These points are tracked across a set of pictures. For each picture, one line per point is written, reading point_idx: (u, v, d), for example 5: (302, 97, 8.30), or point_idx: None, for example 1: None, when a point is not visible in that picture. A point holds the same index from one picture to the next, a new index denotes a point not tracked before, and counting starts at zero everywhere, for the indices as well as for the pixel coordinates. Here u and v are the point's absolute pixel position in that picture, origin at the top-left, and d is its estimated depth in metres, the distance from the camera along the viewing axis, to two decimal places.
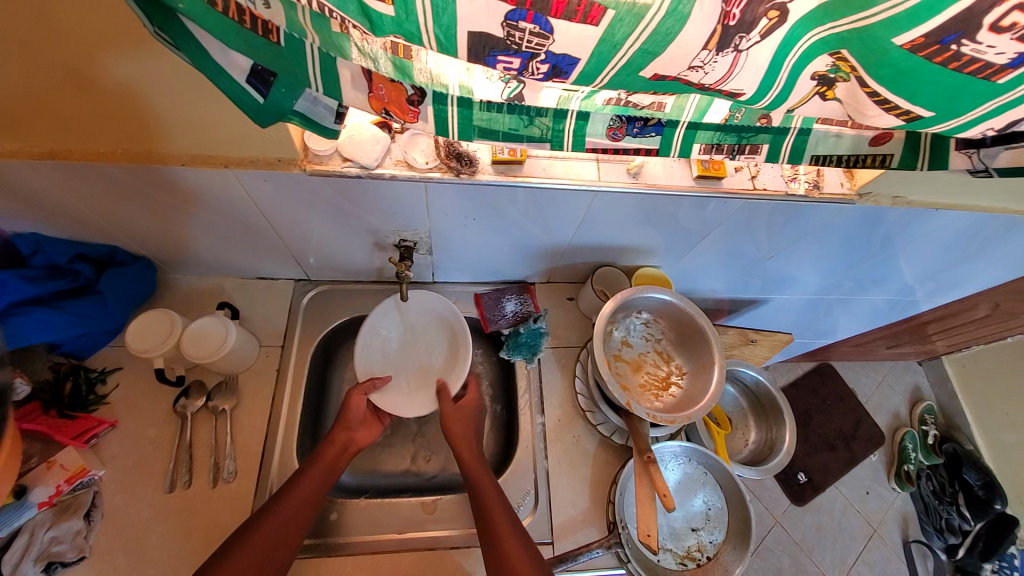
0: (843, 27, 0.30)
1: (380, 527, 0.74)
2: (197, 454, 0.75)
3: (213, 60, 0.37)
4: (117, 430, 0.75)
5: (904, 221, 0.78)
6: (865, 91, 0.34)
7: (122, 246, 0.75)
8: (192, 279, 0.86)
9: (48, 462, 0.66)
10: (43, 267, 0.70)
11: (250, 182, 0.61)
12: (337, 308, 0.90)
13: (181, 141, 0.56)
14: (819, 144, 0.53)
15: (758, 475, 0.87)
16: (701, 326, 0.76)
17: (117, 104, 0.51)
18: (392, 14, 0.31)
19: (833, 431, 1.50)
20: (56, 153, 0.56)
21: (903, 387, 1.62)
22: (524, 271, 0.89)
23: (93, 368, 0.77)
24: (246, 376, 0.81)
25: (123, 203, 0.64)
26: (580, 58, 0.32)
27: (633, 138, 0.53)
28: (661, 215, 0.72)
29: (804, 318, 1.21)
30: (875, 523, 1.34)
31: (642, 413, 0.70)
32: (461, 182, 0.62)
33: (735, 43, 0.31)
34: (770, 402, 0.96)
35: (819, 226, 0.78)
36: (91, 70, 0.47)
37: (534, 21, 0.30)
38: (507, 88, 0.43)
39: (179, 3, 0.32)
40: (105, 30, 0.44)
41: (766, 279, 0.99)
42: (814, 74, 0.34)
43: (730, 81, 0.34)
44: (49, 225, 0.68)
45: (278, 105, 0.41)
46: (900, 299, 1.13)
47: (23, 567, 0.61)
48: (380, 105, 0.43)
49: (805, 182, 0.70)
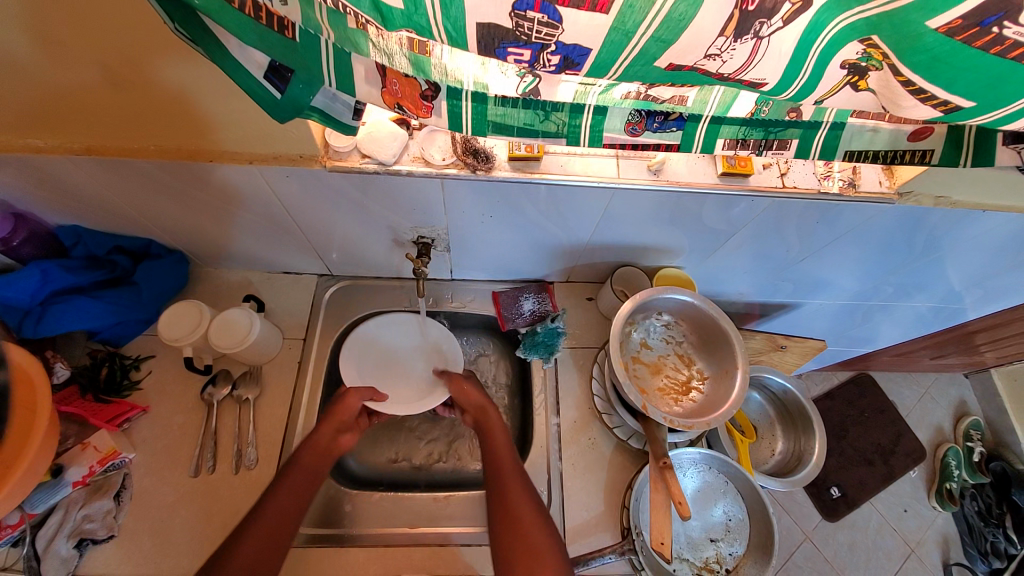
0: (873, 10, 0.29)
1: (394, 520, 0.75)
2: (222, 441, 0.77)
3: (231, 57, 0.38)
4: (149, 415, 0.78)
5: (950, 222, 0.73)
6: (898, 80, 0.31)
7: (157, 240, 0.79)
8: (223, 272, 0.89)
9: (82, 444, 0.69)
10: (82, 258, 0.74)
11: (274, 179, 0.63)
12: (358, 303, 0.91)
13: (209, 138, 0.58)
14: (853, 140, 0.50)
15: (783, 487, 0.83)
16: (724, 330, 0.73)
17: (148, 102, 0.53)
18: (401, 8, 0.31)
19: (869, 445, 1.42)
20: (93, 149, 0.59)
21: (947, 401, 1.52)
22: (543, 270, 0.88)
23: (128, 355, 0.81)
24: (269, 367, 0.83)
25: (157, 198, 0.67)
26: (592, 49, 0.31)
27: (653, 133, 0.51)
28: (684, 214, 0.70)
29: (838, 324, 1.16)
30: (913, 543, 1.26)
31: (659, 417, 0.68)
32: (477, 179, 0.62)
33: (754, 30, 0.29)
34: (799, 412, 0.92)
35: (855, 227, 0.74)
36: (124, 69, 0.49)
37: (542, 10, 0.29)
38: (523, 83, 0.42)
39: (196, 0, 0.33)
40: (146, 34, 0.46)
41: (798, 282, 0.94)
42: (844, 63, 0.32)
43: (750, 72, 0.32)
44: (90, 218, 0.71)
45: (296, 99, 0.41)
46: (945, 307, 1.06)
47: (56, 544, 0.66)
48: (393, 99, 0.43)
49: (840, 180, 0.67)
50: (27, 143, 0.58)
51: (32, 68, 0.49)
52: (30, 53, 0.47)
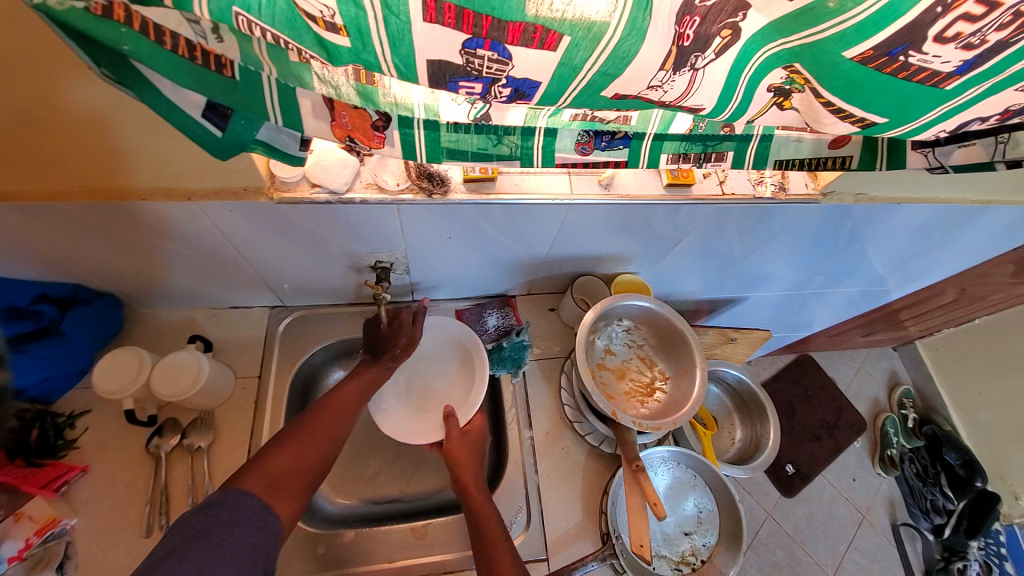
0: (795, 42, 0.31)
1: (372, 556, 0.73)
2: (175, 496, 0.72)
3: (163, 98, 0.35)
4: (89, 475, 0.71)
5: (869, 215, 0.80)
6: (820, 102, 0.35)
7: (85, 283, 0.72)
8: (163, 312, 0.83)
9: (16, 514, 0.61)
10: (1, 309, 0.65)
11: (216, 214, 0.60)
12: (315, 333, 0.88)
13: (142, 173, 0.55)
14: (781, 149, 0.54)
15: (745, 473, 0.88)
16: (681, 331, 0.77)
17: (69, 138, 0.49)
18: (348, 46, 0.30)
19: (816, 421, 1.53)
20: (9, 193, 0.54)
21: (880, 373, 1.67)
22: (504, 284, 0.88)
23: (60, 413, 0.74)
24: (222, 411, 0.78)
25: (84, 240, 0.62)
26: (541, 82, 0.32)
27: (602, 151, 0.53)
28: (636, 223, 0.73)
29: (780, 313, 1.24)
30: (863, 510, 1.37)
31: (628, 421, 0.71)
32: (433, 203, 0.62)
33: (690, 63, 0.32)
34: (753, 400, 0.98)
35: (789, 224, 0.80)
36: (38, 106, 0.45)
37: (491, 49, 0.30)
38: (473, 109, 0.43)
39: (123, 46, 0.30)
40: (53, 61, 0.42)
41: (741, 278, 1.00)
42: (770, 86, 0.35)
43: (691, 98, 0.35)
44: (3, 266, 0.64)
45: (239, 136, 0.40)
46: (870, 290, 1.16)
47: None
48: (344, 133, 0.42)
49: (771, 185, 0.72)
50: None
51: None
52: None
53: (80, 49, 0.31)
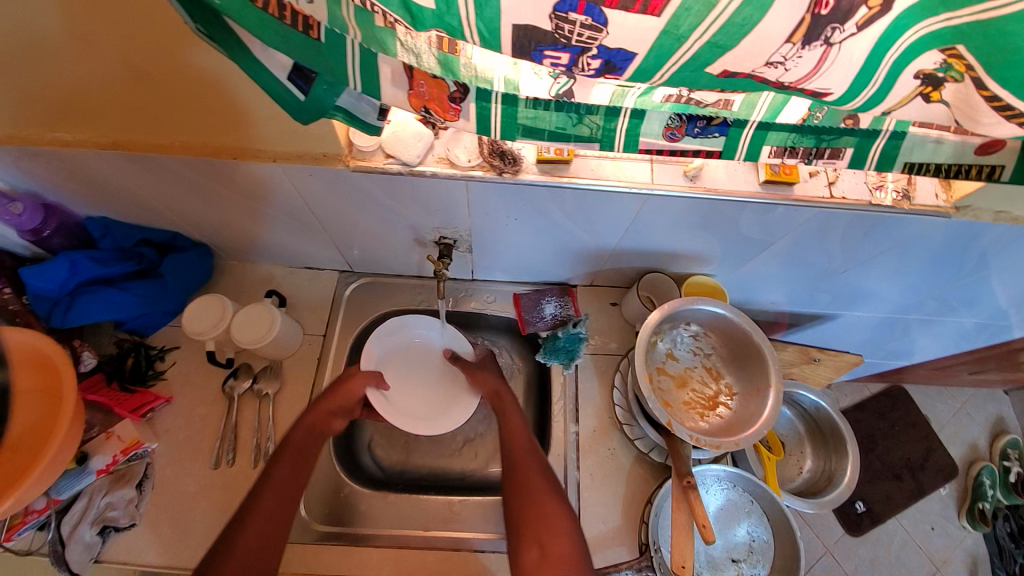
0: (963, 19, 0.26)
1: (408, 521, 0.75)
2: (241, 434, 0.78)
3: (253, 57, 0.36)
4: (172, 405, 0.79)
5: (1008, 238, 0.67)
6: (982, 94, 0.28)
7: (182, 232, 0.79)
8: (245, 265, 0.89)
9: (106, 433, 0.71)
10: (111, 250, 0.76)
11: (297, 177, 0.62)
12: (379, 300, 0.90)
13: (230, 135, 0.58)
14: (914, 151, 0.45)
15: (811, 509, 0.79)
16: (757, 345, 0.70)
17: (171, 97, 0.53)
18: (432, 7, 0.29)
19: (899, 459, 1.35)
20: (119, 143, 0.59)
21: (985, 419, 1.44)
22: (566, 273, 0.85)
23: (154, 345, 0.83)
24: (290, 362, 0.83)
25: (183, 193, 0.67)
26: (637, 53, 0.29)
27: (693, 138, 0.47)
28: (720, 221, 0.67)
29: (877, 337, 1.10)
30: (938, 562, 1.21)
31: (684, 435, 0.66)
32: (503, 181, 0.59)
33: (825, 36, 0.26)
34: (831, 431, 0.87)
35: (904, 239, 0.69)
36: (146, 65, 0.48)
37: (586, 12, 0.27)
38: (557, 84, 0.40)
39: (215, 0, 0.31)
40: (171, 30, 0.45)
41: (836, 293, 0.89)
42: (918, 74, 0.28)
43: (816, 81, 0.29)
44: (116, 210, 0.72)
45: (319, 102, 0.40)
46: (992, 325, 0.99)
47: (80, 529, 0.68)
48: (420, 102, 0.40)
49: (893, 192, 0.62)
50: (55, 137, 0.58)
51: (55, 64, 0.48)
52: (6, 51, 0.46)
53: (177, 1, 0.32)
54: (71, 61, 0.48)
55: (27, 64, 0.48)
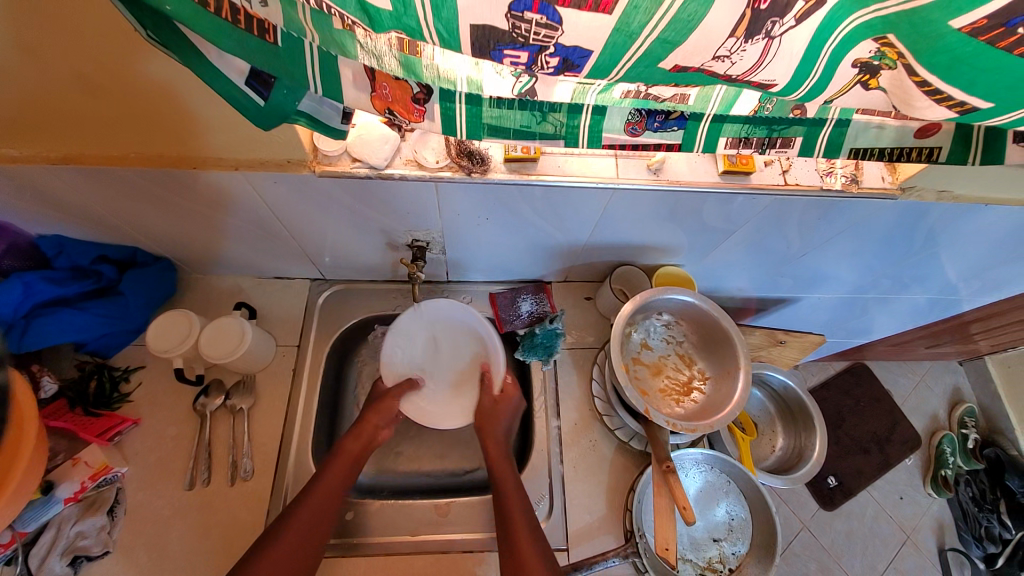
0: (890, 8, 0.27)
1: (395, 527, 0.75)
2: (216, 451, 0.76)
3: (210, 64, 0.35)
4: (140, 427, 0.77)
5: (950, 216, 0.72)
6: (912, 80, 0.30)
7: (142, 248, 0.77)
8: (211, 278, 0.87)
9: (73, 459, 0.68)
10: (67, 269, 0.72)
11: (262, 185, 0.61)
12: (353, 307, 0.89)
13: (187, 144, 0.56)
14: (858, 137, 0.48)
15: (785, 484, 0.83)
16: (726, 330, 0.73)
17: (123, 107, 0.51)
18: (389, 10, 0.29)
19: (866, 433, 1.42)
20: (71, 158, 0.57)
21: (940, 389, 1.53)
22: (541, 270, 0.86)
23: (117, 366, 0.80)
24: (263, 375, 0.81)
25: (140, 206, 0.65)
26: (593, 51, 0.30)
27: (653, 133, 0.49)
28: (684, 212, 0.69)
29: (837, 317, 1.15)
30: (909, 530, 1.25)
31: (662, 421, 0.67)
32: (472, 181, 0.60)
33: (766, 29, 0.28)
34: (800, 409, 0.91)
35: (856, 222, 0.73)
36: (95, 75, 0.47)
37: (540, 11, 0.27)
38: (518, 83, 0.41)
39: (167, 6, 0.30)
40: (127, 41, 0.44)
41: (797, 277, 0.93)
42: (856, 62, 0.30)
43: (760, 72, 0.31)
44: (68, 227, 0.69)
45: (280, 107, 0.40)
46: (940, 299, 1.05)
47: (50, 562, 0.64)
48: (383, 104, 0.41)
49: (842, 176, 0.66)
50: None
51: None
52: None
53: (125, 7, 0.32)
54: (15, 74, 0.46)
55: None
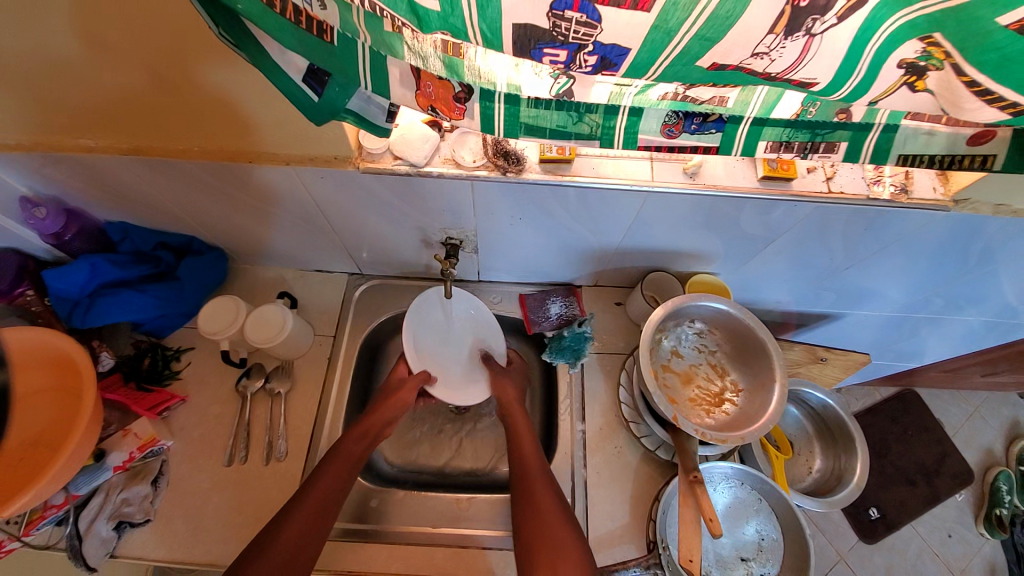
0: (935, 6, 0.27)
1: (417, 517, 0.76)
2: (254, 432, 0.80)
3: (272, 61, 0.38)
4: (186, 404, 0.81)
5: (1012, 231, 0.67)
6: (962, 81, 0.29)
7: (198, 237, 0.82)
8: (257, 269, 0.92)
9: (124, 431, 0.73)
10: (129, 253, 0.78)
11: (309, 179, 0.64)
12: (386, 302, 0.92)
13: (246, 140, 0.61)
14: (907, 143, 0.46)
15: (820, 507, 0.79)
16: (761, 341, 0.70)
17: (190, 104, 0.55)
18: (437, 10, 0.31)
19: (913, 464, 1.33)
20: (140, 149, 0.62)
21: (1000, 422, 1.41)
22: (571, 272, 0.87)
23: (169, 346, 0.85)
24: (301, 362, 0.85)
25: (198, 196, 0.70)
26: (631, 49, 0.30)
27: (690, 135, 0.49)
28: (720, 219, 0.68)
29: (885, 337, 1.09)
30: (955, 570, 1.18)
31: (690, 429, 0.66)
32: (507, 181, 0.61)
33: (807, 27, 0.28)
34: (840, 429, 0.87)
35: (905, 235, 0.70)
36: (170, 74, 0.51)
37: (580, 9, 0.28)
38: (557, 83, 0.42)
39: (239, 5, 0.33)
40: (197, 42, 0.48)
41: (840, 292, 0.90)
42: (901, 62, 0.30)
43: (801, 70, 0.30)
44: (135, 215, 0.75)
45: (331, 103, 0.43)
46: (1002, 323, 0.98)
47: (97, 524, 0.69)
48: (427, 102, 0.43)
49: (891, 185, 0.63)
50: (80, 143, 0.62)
51: (83, 73, 0.52)
52: (42, 61, 0.50)
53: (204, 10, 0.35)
54: (97, 70, 0.51)
55: (57, 72, 0.52)
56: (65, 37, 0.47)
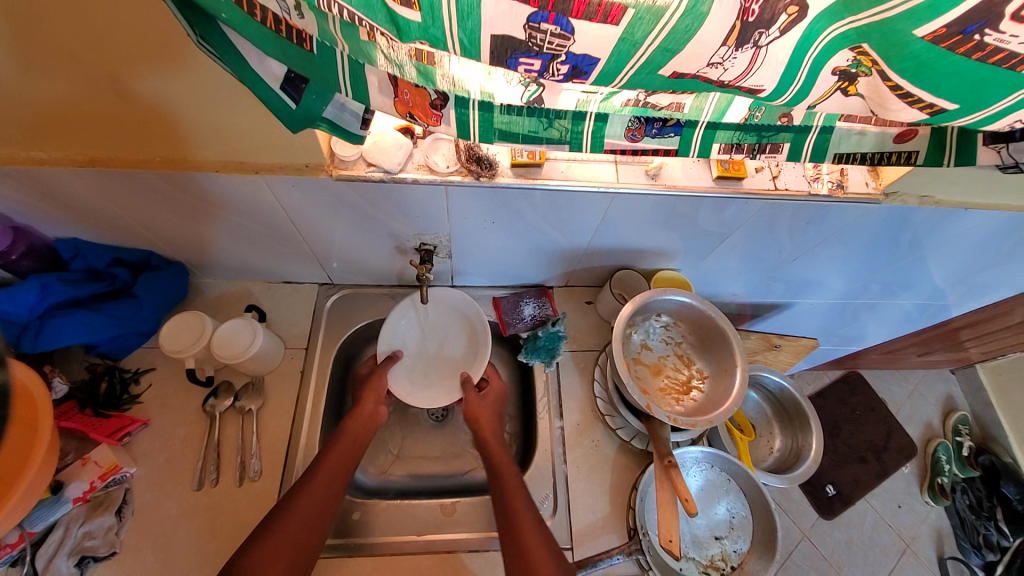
0: (864, 21, 0.31)
1: (400, 527, 0.76)
2: (225, 452, 0.77)
3: (251, 69, 0.39)
4: (149, 428, 0.77)
5: (933, 220, 0.76)
6: (887, 86, 0.34)
7: (157, 252, 0.79)
8: (221, 283, 0.89)
9: (83, 459, 0.68)
10: (82, 271, 0.75)
11: (279, 188, 0.64)
12: (359, 311, 0.91)
13: (213, 149, 0.59)
14: (841, 142, 0.52)
15: (784, 483, 0.85)
16: (722, 330, 0.75)
17: (152, 113, 0.54)
18: (418, 20, 0.32)
19: (863, 442, 1.44)
20: (96, 161, 0.60)
21: (933, 397, 1.55)
22: (543, 274, 0.89)
23: (127, 368, 0.81)
24: (272, 377, 0.83)
25: (158, 208, 0.67)
26: (600, 58, 0.33)
27: (652, 138, 0.53)
28: (681, 217, 0.73)
29: (830, 323, 1.18)
30: (907, 538, 1.26)
31: (663, 416, 0.70)
32: (481, 185, 0.63)
33: (754, 40, 0.31)
34: (796, 410, 0.94)
35: (843, 227, 0.77)
36: (132, 82, 0.50)
37: (555, 23, 0.31)
38: (528, 92, 0.44)
39: (221, 13, 0.34)
40: (160, 49, 0.46)
41: (789, 283, 0.97)
42: (834, 70, 0.34)
43: (750, 78, 0.34)
44: (87, 230, 0.72)
45: (309, 110, 0.44)
46: (929, 305, 1.09)
47: (57, 561, 0.64)
48: (405, 109, 0.44)
49: (829, 182, 0.70)
50: (28, 155, 0.59)
51: (35, 83, 0.50)
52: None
53: (178, 11, 0.35)
54: (50, 78, 0.49)
55: (5, 82, 0.49)
56: (14, 45, 0.45)
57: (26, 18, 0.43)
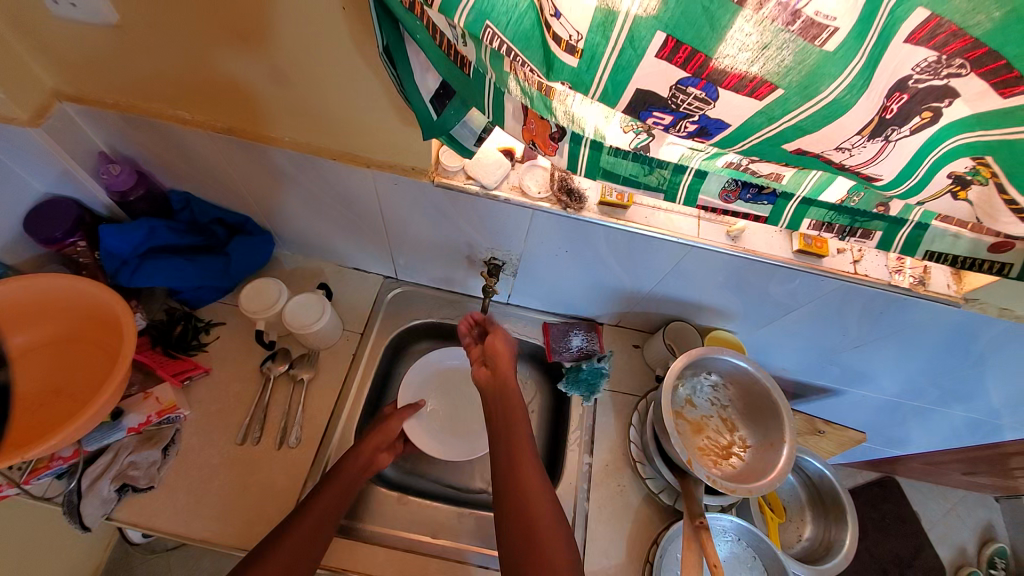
0: (993, 136, 0.32)
1: (413, 525, 0.77)
2: (270, 415, 0.81)
3: (413, 79, 0.46)
4: (208, 376, 0.82)
5: (1008, 336, 0.73)
6: (1002, 198, 0.35)
7: (253, 218, 0.85)
8: (299, 258, 0.95)
9: (146, 393, 0.74)
10: (186, 223, 0.83)
11: (382, 183, 0.69)
12: (415, 309, 0.95)
13: (338, 139, 0.65)
14: (934, 241, 0.52)
15: (810, 574, 0.81)
16: (774, 402, 0.74)
17: (298, 98, 0.60)
18: (574, 66, 0.35)
19: (887, 553, 1.36)
20: (234, 130, 0.67)
21: (973, 522, 1.43)
22: (598, 309, 0.91)
23: (201, 319, 0.87)
24: (326, 355, 0.87)
25: (268, 180, 0.74)
26: (730, 125, 0.36)
27: (744, 202, 0.55)
28: (750, 283, 0.73)
29: (877, 420, 1.13)
30: None
31: (702, 475, 0.69)
32: (567, 215, 0.66)
33: (886, 134, 0.33)
34: (832, 500, 0.89)
35: (911, 324, 0.75)
36: (290, 68, 0.56)
37: (703, 88, 0.34)
38: (636, 139, 0.47)
39: (417, 35, 0.41)
40: (316, 45, 0.52)
41: (844, 369, 0.94)
42: (951, 173, 0.36)
43: (872, 166, 0.36)
44: (200, 188, 0.79)
45: (443, 124, 0.49)
46: (981, 422, 1.03)
47: (100, 484, 0.68)
48: (528, 136, 0.48)
49: (910, 276, 0.69)
50: (176, 114, 0.66)
51: (209, 57, 0.57)
52: (178, 38, 0.55)
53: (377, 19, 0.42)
54: (225, 55, 0.56)
55: (185, 49, 0.56)
56: (206, 26, 0.53)
57: (225, 6, 0.50)
